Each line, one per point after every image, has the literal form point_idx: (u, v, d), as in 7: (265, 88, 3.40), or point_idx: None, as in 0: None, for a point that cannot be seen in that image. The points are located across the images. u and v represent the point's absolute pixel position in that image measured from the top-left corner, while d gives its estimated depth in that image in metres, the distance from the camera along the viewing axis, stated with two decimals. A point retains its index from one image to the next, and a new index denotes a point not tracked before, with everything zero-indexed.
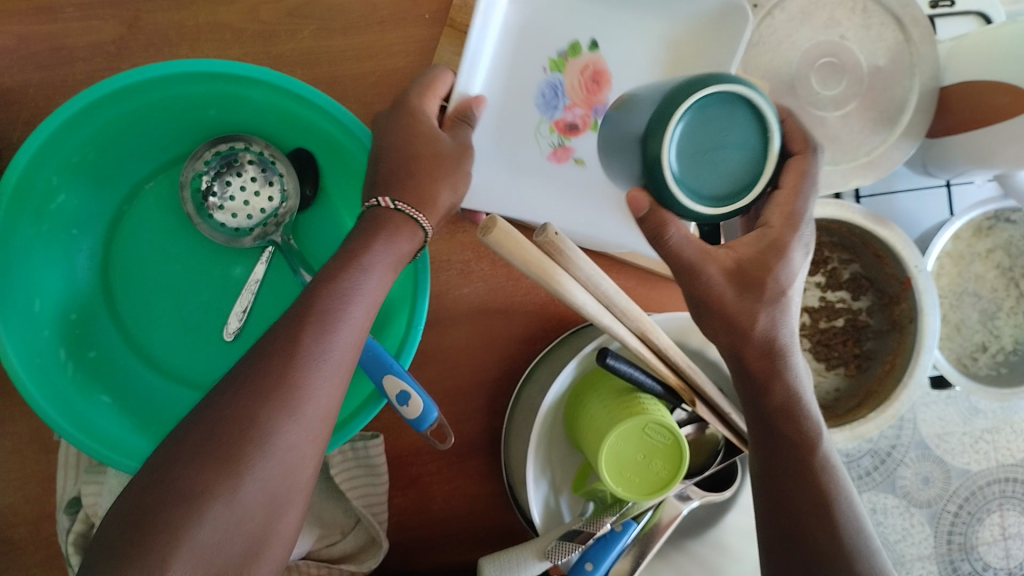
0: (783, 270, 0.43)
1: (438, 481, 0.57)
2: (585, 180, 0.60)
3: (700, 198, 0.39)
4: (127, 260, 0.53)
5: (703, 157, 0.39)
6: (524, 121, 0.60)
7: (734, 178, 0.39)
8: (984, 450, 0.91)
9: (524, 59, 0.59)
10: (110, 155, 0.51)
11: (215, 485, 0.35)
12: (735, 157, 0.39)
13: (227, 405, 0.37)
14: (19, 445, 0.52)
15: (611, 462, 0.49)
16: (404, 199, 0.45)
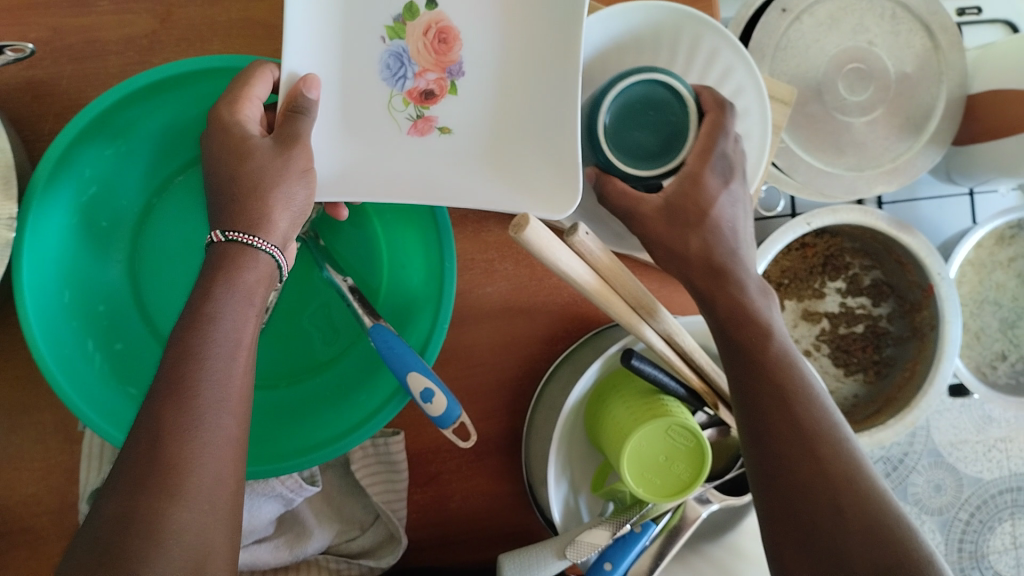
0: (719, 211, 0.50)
1: (457, 479, 0.57)
2: (450, 150, 0.51)
3: (637, 162, 0.50)
4: (155, 254, 0.53)
5: (632, 128, 0.50)
6: (370, 99, 0.50)
7: (661, 142, 0.51)
8: (996, 459, 0.91)
9: (359, 18, 0.50)
10: (141, 148, 0.51)
11: None
12: (658, 123, 0.50)
13: None
14: (44, 434, 0.53)
15: (633, 462, 0.49)
16: (236, 229, 0.41)
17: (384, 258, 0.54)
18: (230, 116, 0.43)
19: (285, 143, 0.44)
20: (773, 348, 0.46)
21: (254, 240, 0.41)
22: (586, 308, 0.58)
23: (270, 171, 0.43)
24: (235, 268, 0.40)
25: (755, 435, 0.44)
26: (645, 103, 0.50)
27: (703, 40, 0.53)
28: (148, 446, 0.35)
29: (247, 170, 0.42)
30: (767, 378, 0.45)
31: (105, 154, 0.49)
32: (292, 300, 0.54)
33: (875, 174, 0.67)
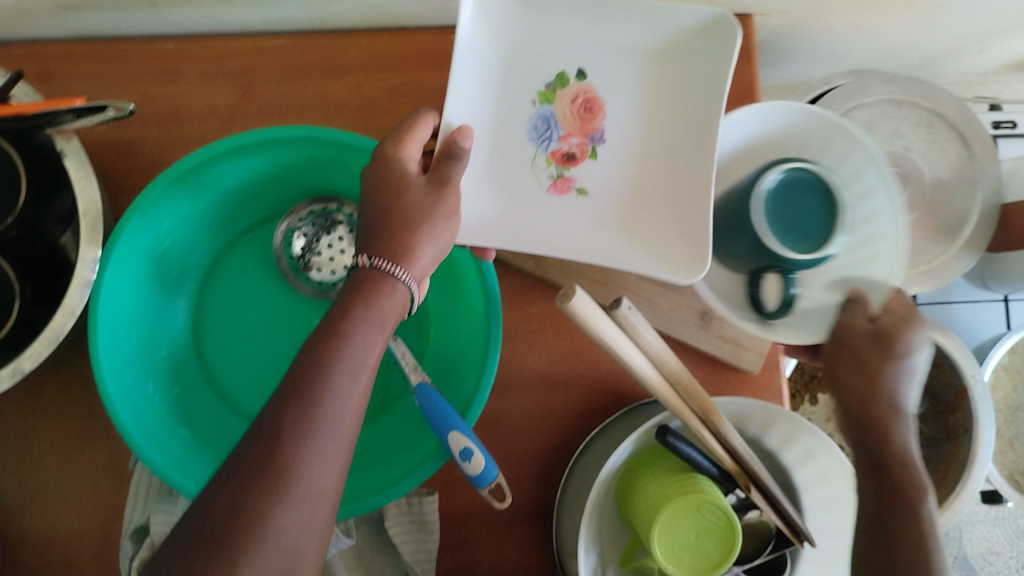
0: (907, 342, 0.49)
1: (488, 546, 0.58)
2: (586, 210, 0.57)
3: (790, 243, 0.51)
4: (219, 305, 0.57)
5: (789, 211, 0.52)
6: (518, 156, 0.57)
7: (816, 232, 0.52)
8: None
9: (512, 87, 0.56)
10: (217, 206, 0.55)
11: (274, 501, 0.36)
12: (812, 213, 0.52)
13: (287, 422, 0.38)
14: (96, 470, 0.55)
15: (663, 537, 0.49)
16: (381, 256, 0.44)
17: (434, 324, 0.57)
18: (394, 153, 0.47)
19: (437, 184, 0.47)
20: (896, 441, 0.48)
21: (394, 269, 0.44)
22: (625, 385, 0.60)
23: (422, 207, 0.46)
24: (374, 292, 0.43)
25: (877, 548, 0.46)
26: (804, 194, 0.53)
27: (834, 142, 0.55)
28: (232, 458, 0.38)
29: (404, 203, 0.46)
30: (900, 514, 0.46)
31: (185, 209, 0.53)
32: None
33: (910, 275, 0.70)
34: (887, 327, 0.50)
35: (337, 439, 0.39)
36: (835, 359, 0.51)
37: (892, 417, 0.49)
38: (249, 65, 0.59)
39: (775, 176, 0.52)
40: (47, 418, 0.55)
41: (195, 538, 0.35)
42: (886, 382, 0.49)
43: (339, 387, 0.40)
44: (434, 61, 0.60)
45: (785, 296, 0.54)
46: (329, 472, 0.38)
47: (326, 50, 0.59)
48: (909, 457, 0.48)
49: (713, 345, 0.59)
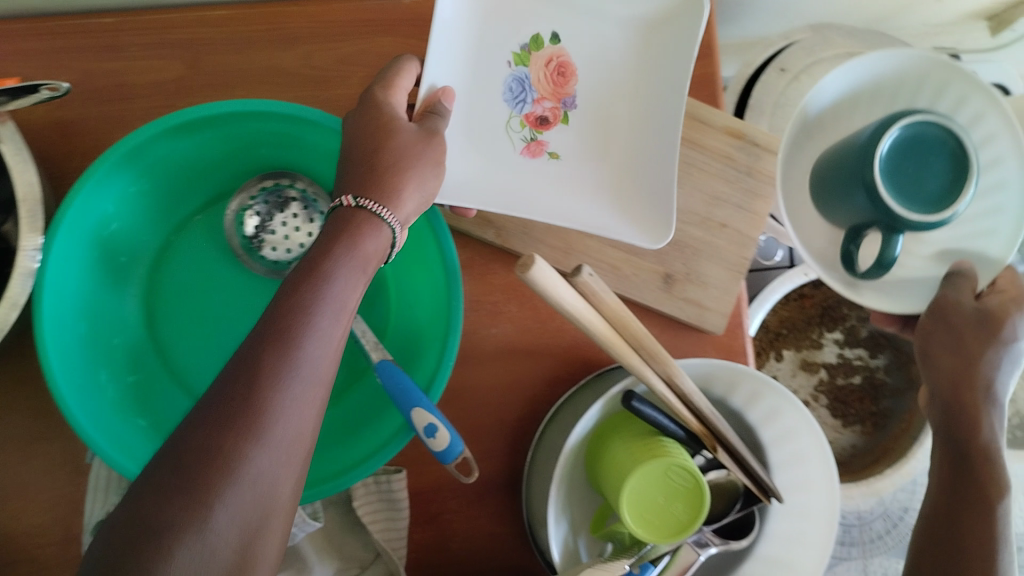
0: (1009, 326, 0.56)
1: (459, 520, 0.57)
2: (558, 171, 0.61)
3: (905, 204, 0.54)
4: (171, 289, 0.55)
5: (917, 163, 0.55)
6: (493, 118, 0.61)
7: (944, 185, 0.55)
8: None
9: (492, 52, 0.61)
10: (165, 185, 0.53)
11: (244, 443, 0.34)
12: (937, 165, 0.56)
13: (265, 361, 0.36)
14: (55, 464, 0.54)
15: (632, 502, 0.50)
16: (366, 197, 0.43)
17: (393, 299, 0.56)
18: (384, 96, 0.49)
19: (428, 132, 0.49)
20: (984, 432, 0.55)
21: (381, 211, 0.43)
22: (590, 352, 0.59)
23: (411, 150, 0.47)
24: (358, 233, 0.42)
25: (945, 516, 0.54)
26: (932, 151, 0.56)
27: (952, 85, 0.61)
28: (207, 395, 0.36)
29: (392, 145, 0.46)
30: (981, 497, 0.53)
31: (130, 191, 0.51)
32: None
33: None
34: (992, 309, 0.57)
35: (315, 380, 0.37)
36: (933, 335, 0.59)
37: (982, 404, 0.56)
38: (189, 38, 0.57)
39: (894, 134, 0.55)
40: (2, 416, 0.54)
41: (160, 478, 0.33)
42: (983, 368, 0.57)
43: (319, 327, 0.38)
44: (382, 29, 0.58)
45: (888, 256, 0.55)
46: (304, 414, 0.37)
47: (269, 20, 0.57)
48: (993, 445, 0.55)
49: (676, 307, 0.59)
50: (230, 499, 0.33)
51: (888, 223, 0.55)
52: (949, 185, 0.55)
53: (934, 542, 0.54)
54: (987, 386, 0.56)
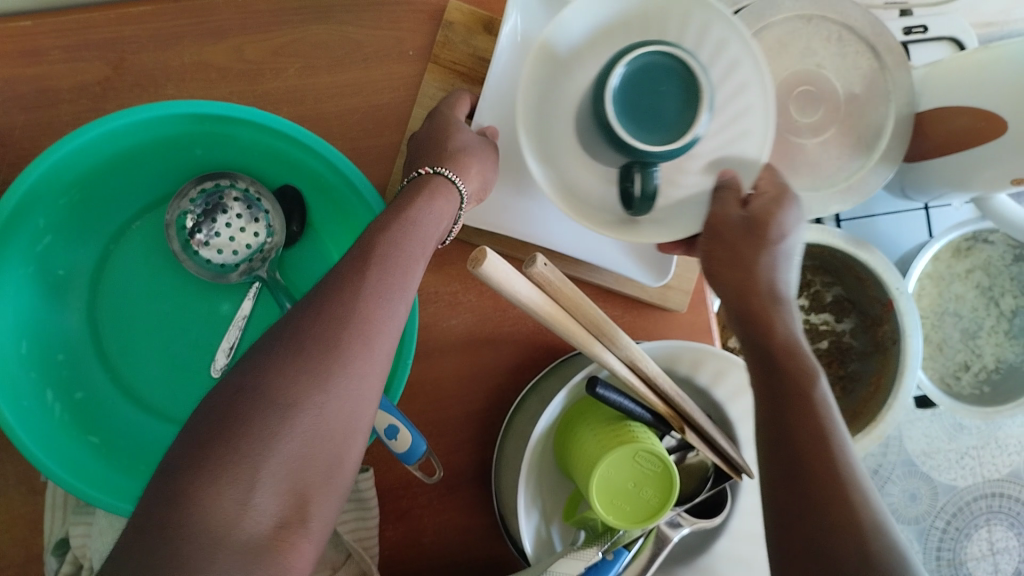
0: (784, 218, 0.50)
1: (430, 513, 0.57)
2: None
3: (651, 135, 0.51)
4: (114, 300, 0.53)
5: (644, 99, 0.51)
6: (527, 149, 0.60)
7: (665, 120, 0.52)
8: (969, 466, 0.91)
9: None
10: (97, 193, 0.51)
11: (303, 385, 0.37)
12: (663, 97, 0.51)
13: (325, 315, 0.39)
14: (7, 487, 0.52)
15: (602, 490, 0.49)
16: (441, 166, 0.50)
17: None
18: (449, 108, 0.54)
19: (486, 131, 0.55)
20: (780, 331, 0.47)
21: (451, 174, 0.50)
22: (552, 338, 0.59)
23: (473, 142, 0.53)
24: (431, 192, 0.48)
25: (778, 449, 0.44)
26: (661, 79, 0.51)
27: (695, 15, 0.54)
28: (279, 331, 0.39)
29: (458, 135, 0.52)
30: (798, 404, 0.44)
31: (60, 202, 0.49)
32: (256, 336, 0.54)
33: (831, 193, 0.67)
34: (759, 213, 0.50)
35: (380, 334, 0.40)
36: (711, 254, 0.51)
37: (773, 307, 0.48)
38: (113, 36, 0.54)
39: (620, 72, 0.51)
40: None
41: (223, 409, 0.36)
42: (763, 273, 0.49)
43: (383, 285, 0.41)
44: (317, 17, 0.56)
45: (649, 189, 0.52)
46: (372, 361, 0.39)
47: (195, 13, 0.55)
48: (795, 344, 0.46)
49: (637, 287, 0.59)
50: (293, 428, 0.36)
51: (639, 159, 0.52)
52: (681, 112, 0.51)
53: (789, 509, 0.42)
54: (774, 289, 0.48)
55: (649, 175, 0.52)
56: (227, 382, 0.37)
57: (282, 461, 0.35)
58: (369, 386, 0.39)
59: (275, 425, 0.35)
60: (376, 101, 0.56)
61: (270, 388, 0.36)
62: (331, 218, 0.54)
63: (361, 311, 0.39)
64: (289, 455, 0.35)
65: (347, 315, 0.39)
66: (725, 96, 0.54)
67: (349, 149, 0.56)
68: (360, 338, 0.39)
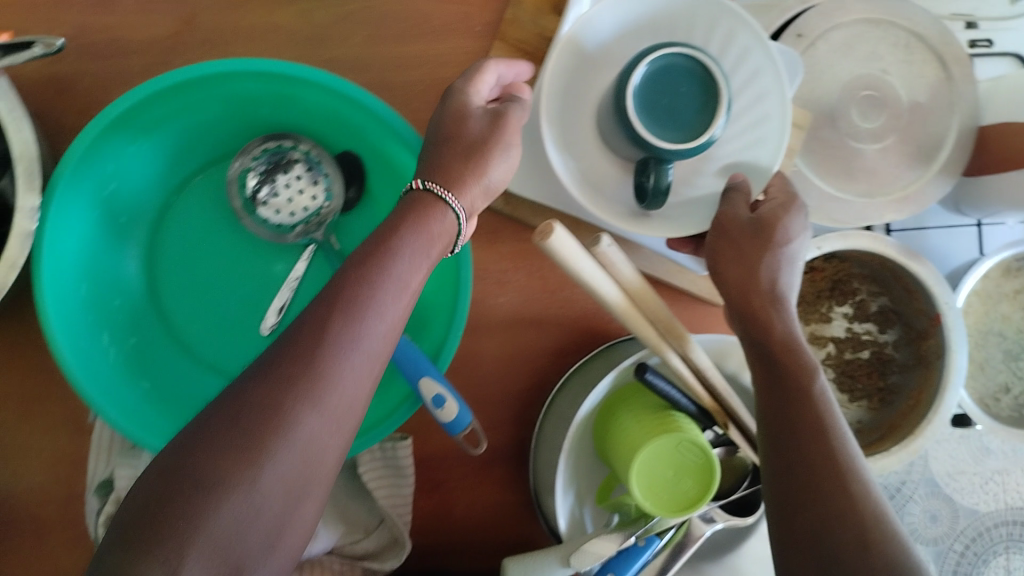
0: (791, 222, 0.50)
1: (463, 488, 0.57)
2: None
3: (667, 134, 0.49)
4: (170, 252, 0.53)
5: (662, 98, 0.49)
6: None
7: (685, 121, 0.49)
8: (993, 491, 0.78)
9: None
10: (163, 145, 0.51)
11: (237, 466, 0.32)
12: (685, 98, 0.49)
13: (263, 384, 0.34)
14: (54, 425, 0.53)
15: (643, 476, 0.49)
16: (433, 179, 0.44)
17: None
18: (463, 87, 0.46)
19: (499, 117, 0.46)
20: (778, 328, 0.47)
21: (447, 195, 0.43)
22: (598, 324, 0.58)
23: (484, 138, 0.45)
24: (422, 212, 0.42)
25: (777, 444, 0.46)
26: (683, 80, 0.49)
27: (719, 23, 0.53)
28: (212, 405, 0.34)
29: (467, 135, 0.45)
30: (800, 404, 0.45)
31: (128, 148, 0.49)
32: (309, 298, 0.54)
33: (885, 202, 0.65)
34: (766, 216, 0.50)
35: (337, 397, 0.35)
36: (716, 252, 0.50)
37: (772, 306, 0.48)
38: None
39: (643, 69, 0.49)
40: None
41: (142, 501, 0.31)
42: (764, 273, 0.49)
43: (339, 339, 0.36)
44: None
45: (661, 184, 0.48)
46: (322, 425, 0.35)
47: None
48: (793, 340, 0.47)
49: (688, 279, 0.58)
50: (229, 510, 0.31)
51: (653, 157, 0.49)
52: (701, 112, 0.49)
53: (787, 496, 0.44)
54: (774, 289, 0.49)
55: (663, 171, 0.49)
56: (155, 464, 0.33)
57: (209, 555, 0.30)
58: (322, 454, 0.35)
59: (207, 508, 0.31)
60: (439, 74, 0.56)
61: (206, 469, 0.32)
62: (390, 188, 0.53)
63: (312, 373, 0.35)
64: (217, 549, 0.30)
65: (296, 377, 0.34)
66: (741, 104, 0.54)
67: (409, 120, 0.56)
68: (308, 402, 0.34)
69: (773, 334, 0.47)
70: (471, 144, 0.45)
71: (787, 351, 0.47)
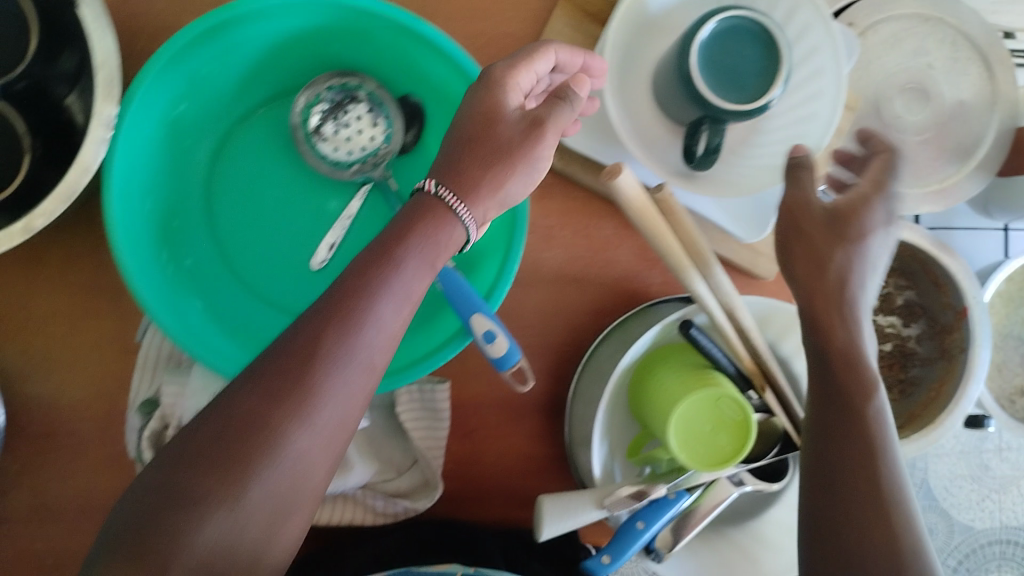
0: (867, 219, 0.46)
1: (493, 436, 0.58)
2: None
3: (727, 94, 0.50)
4: (229, 181, 0.54)
5: (726, 58, 0.50)
6: None
7: (747, 82, 0.50)
8: (989, 509, 0.79)
9: None
10: (234, 72, 0.52)
11: (225, 485, 0.34)
12: (748, 61, 0.50)
13: (248, 397, 0.35)
14: (102, 341, 0.53)
15: (680, 428, 0.50)
16: (447, 186, 0.43)
17: None
18: (495, 85, 0.44)
19: (530, 125, 0.45)
20: (841, 332, 0.44)
21: (457, 207, 0.42)
22: (640, 286, 0.58)
23: (511, 146, 0.44)
24: (431, 223, 0.41)
25: (820, 447, 0.44)
26: (744, 43, 0.51)
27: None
28: (205, 413, 0.36)
29: (491, 141, 0.44)
30: (850, 411, 0.43)
31: (203, 70, 0.50)
32: (360, 236, 0.55)
33: (924, 194, 0.67)
34: (842, 209, 0.46)
35: (330, 411, 0.36)
36: (786, 248, 0.47)
37: (837, 312, 0.44)
38: None
39: (711, 26, 0.50)
40: (40, 290, 0.52)
41: (131, 515, 0.33)
42: (835, 271, 0.45)
43: (334, 354, 0.37)
44: None
45: (711, 145, 0.51)
46: (314, 438, 0.36)
47: None
48: (855, 348, 0.44)
49: (730, 249, 0.59)
50: (215, 524, 0.33)
51: (710, 115, 0.51)
52: (762, 77, 0.50)
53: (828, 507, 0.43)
54: (842, 290, 0.45)
55: (712, 133, 0.51)
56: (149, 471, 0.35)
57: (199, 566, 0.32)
58: (313, 469, 0.36)
59: (193, 521, 0.33)
60: (503, 28, 0.57)
61: (195, 482, 0.33)
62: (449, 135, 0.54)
63: (302, 388, 0.36)
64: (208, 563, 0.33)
65: (284, 394, 0.35)
66: (800, 78, 0.55)
67: None
68: (296, 416, 0.35)
69: (837, 340, 0.44)
70: (500, 147, 0.44)
71: (848, 361, 0.44)
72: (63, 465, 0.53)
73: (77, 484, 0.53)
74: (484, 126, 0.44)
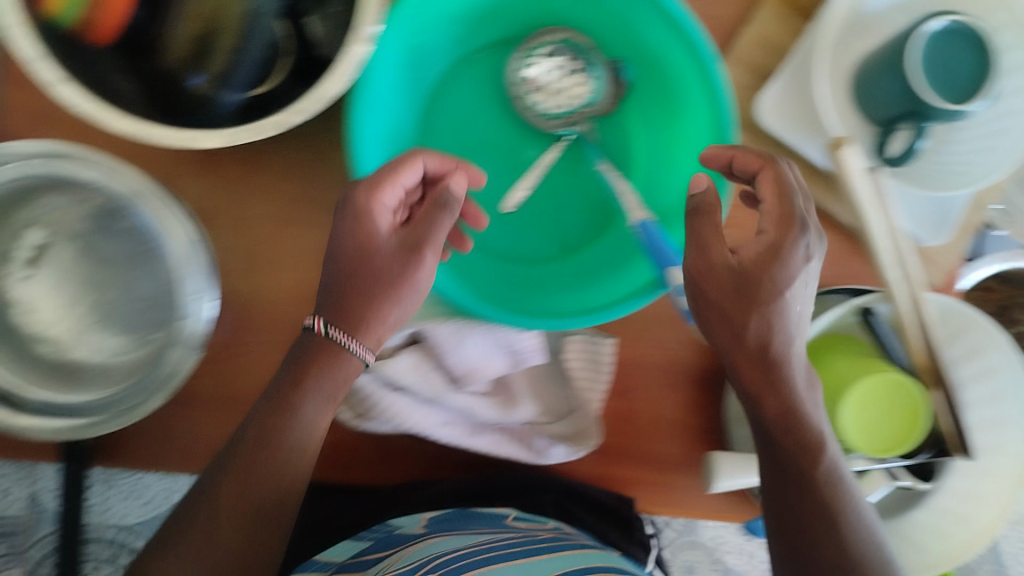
0: (779, 271, 0.43)
1: (645, 399, 0.59)
2: None
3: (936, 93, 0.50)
4: (442, 115, 0.56)
5: (941, 59, 0.50)
6: None
7: (958, 84, 0.50)
8: None
9: None
10: (465, 12, 0.54)
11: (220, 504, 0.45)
12: (963, 64, 0.50)
13: (245, 434, 0.46)
14: (300, 251, 0.55)
15: (854, 414, 0.51)
16: (339, 327, 0.46)
17: (640, 170, 0.56)
18: (368, 202, 0.47)
19: (409, 247, 0.47)
20: (771, 402, 0.44)
21: (349, 343, 0.46)
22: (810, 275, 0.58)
23: (390, 268, 0.46)
24: (325, 365, 0.46)
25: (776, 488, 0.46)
26: (963, 47, 0.50)
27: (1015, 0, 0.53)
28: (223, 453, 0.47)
29: (370, 266, 0.46)
30: (792, 449, 0.45)
31: (445, 8, 0.52)
32: (553, 185, 0.57)
33: None
34: (750, 267, 0.44)
35: (300, 443, 0.47)
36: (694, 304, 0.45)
37: (763, 381, 0.44)
38: None
39: (934, 25, 0.50)
40: (250, 192, 0.55)
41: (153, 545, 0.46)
42: (757, 331, 0.43)
43: (303, 405, 0.47)
44: None
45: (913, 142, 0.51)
46: (305, 435, 0.47)
47: None
48: (790, 412, 0.44)
49: None
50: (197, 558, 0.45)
51: (916, 111, 0.50)
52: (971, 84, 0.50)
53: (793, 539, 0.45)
54: (766, 348, 0.43)
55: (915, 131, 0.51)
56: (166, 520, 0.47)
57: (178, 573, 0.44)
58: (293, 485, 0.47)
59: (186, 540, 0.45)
60: (708, 11, 0.57)
61: (184, 523, 0.45)
62: (655, 102, 0.55)
63: (248, 446, 0.46)
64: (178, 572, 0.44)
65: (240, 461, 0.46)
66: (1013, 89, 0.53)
67: None
68: (261, 447, 0.46)
69: (771, 404, 0.44)
70: (369, 285, 0.46)
71: (794, 421, 0.44)
72: (249, 361, 0.55)
73: (261, 379, 0.55)
74: (352, 265, 0.47)
